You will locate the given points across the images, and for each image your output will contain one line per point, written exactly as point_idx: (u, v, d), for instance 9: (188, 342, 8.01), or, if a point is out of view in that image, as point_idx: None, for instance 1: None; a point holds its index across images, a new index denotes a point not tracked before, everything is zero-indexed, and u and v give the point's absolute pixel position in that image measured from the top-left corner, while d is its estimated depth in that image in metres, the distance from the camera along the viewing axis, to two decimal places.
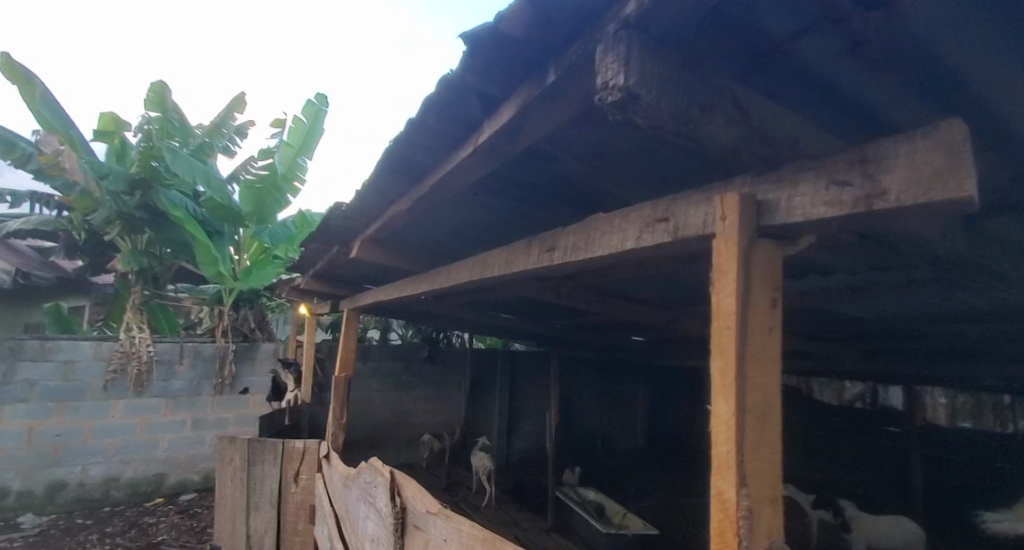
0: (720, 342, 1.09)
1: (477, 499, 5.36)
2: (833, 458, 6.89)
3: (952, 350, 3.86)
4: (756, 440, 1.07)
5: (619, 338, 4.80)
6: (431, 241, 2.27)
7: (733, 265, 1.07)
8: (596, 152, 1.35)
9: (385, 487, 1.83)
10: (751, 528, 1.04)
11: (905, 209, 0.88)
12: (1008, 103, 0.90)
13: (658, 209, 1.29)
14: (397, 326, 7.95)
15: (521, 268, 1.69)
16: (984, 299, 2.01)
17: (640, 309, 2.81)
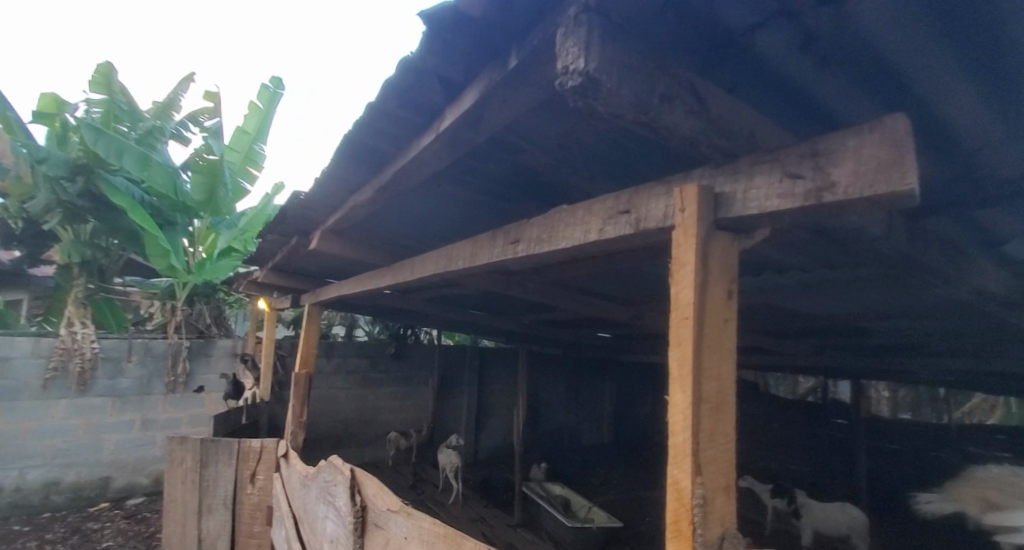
0: (676, 332, 0.96)
1: (443, 496, 5.45)
2: (786, 450, 7.02)
3: (891, 347, 3.92)
4: (713, 440, 0.94)
5: (588, 335, 4.77)
6: (391, 231, 2.17)
7: (692, 255, 0.94)
8: (554, 163, 1.21)
9: (345, 486, 1.86)
10: (707, 517, 0.91)
11: (853, 203, 0.82)
12: (936, 92, 0.90)
13: (620, 201, 1.10)
14: (362, 323, 7.85)
15: (483, 263, 1.54)
16: (927, 293, 2.06)
17: (605, 304, 2.79)
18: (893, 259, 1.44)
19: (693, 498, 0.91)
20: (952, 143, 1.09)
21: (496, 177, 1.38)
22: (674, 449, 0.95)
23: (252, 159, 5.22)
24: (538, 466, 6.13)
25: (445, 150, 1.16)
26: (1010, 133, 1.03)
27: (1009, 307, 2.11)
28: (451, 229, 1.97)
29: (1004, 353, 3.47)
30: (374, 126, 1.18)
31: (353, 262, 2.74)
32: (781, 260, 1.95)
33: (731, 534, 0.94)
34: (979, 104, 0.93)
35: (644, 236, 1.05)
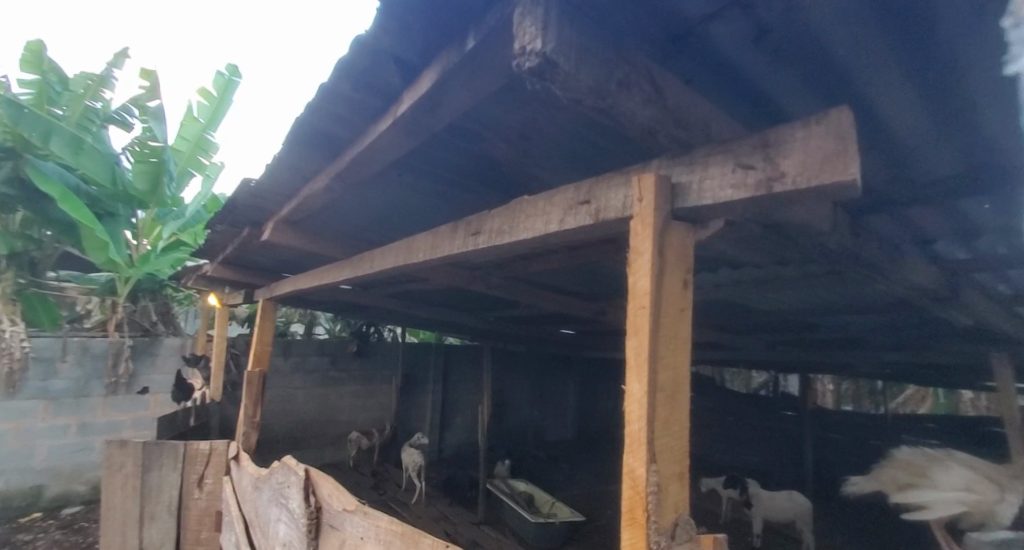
0: (633, 321, 0.96)
1: (406, 496, 5.39)
2: (741, 442, 7.22)
3: (837, 341, 4.09)
4: (668, 428, 0.95)
5: (552, 330, 4.79)
6: (348, 223, 2.11)
7: (648, 244, 0.94)
8: (514, 153, 1.19)
9: (299, 486, 1.81)
10: (660, 504, 0.91)
11: (801, 193, 0.83)
12: (877, 87, 0.95)
13: (581, 191, 1.09)
14: (323, 321, 7.69)
15: (443, 256, 1.51)
16: (870, 288, 2.14)
17: (566, 300, 2.80)
18: (838, 254, 1.48)
19: (648, 486, 0.91)
20: (885, 138, 1.14)
21: (454, 167, 1.36)
22: (630, 437, 0.95)
23: (202, 147, 5.03)
24: (502, 463, 6.12)
25: (401, 138, 1.13)
26: (937, 127, 1.09)
27: (941, 303, 2.22)
28: (411, 221, 1.93)
29: (940, 349, 3.65)
30: (328, 109, 1.14)
31: (308, 255, 2.67)
32: (734, 255, 1.99)
33: (684, 520, 0.94)
34: (910, 96, 0.97)
35: (604, 226, 1.04)
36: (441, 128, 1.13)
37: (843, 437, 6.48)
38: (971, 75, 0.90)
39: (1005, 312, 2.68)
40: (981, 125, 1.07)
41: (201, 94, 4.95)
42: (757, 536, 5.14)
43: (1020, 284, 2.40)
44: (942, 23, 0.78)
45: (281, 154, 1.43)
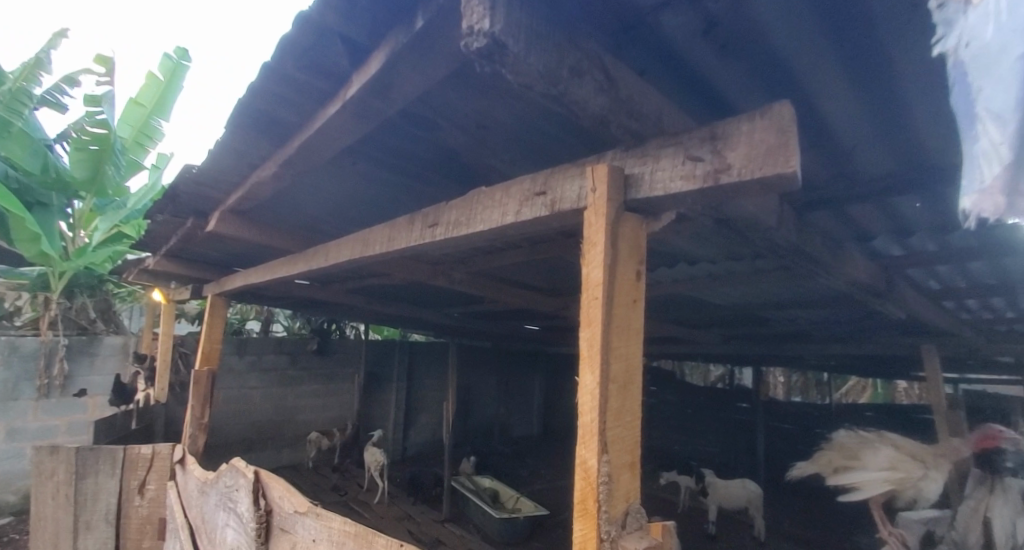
0: (585, 313, 0.95)
1: (369, 496, 5.32)
2: (700, 433, 7.41)
3: (787, 335, 4.24)
4: (620, 419, 0.95)
5: (517, 327, 4.81)
6: (302, 214, 2.05)
7: (601, 235, 0.94)
8: (471, 143, 1.18)
9: (247, 489, 1.76)
10: (612, 494, 0.92)
11: (747, 184, 0.84)
12: (813, 83, 1.01)
13: (537, 182, 1.08)
14: (281, 318, 7.50)
15: (399, 249, 1.48)
16: (816, 282, 2.22)
17: (528, 295, 2.79)
18: (786, 246, 1.53)
19: (599, 476, 0.91)
20: (826, 133, 1.21)
21: (410, 157, 1.33)
22: (582, 429, 0.95)
23: (146, 136, 4.74)
24: (467, 460, 6.09)
25: (352, 125, 1.10)
26: (871, 126, 1.19)
27: (879, 297, 2.33)
28: (367, 212, 1.89)
29: (881, 341, 3.82)
30: (275, 92, 1.10)
31: (259, 248, 2.59)
32: (689, 249, 2.02)
33: (635, 509, 0.95)
34: (850, 93, 1.05)
35: (560, 217, 1.03)
36: (393, 114, 1.10)
37: (794, 427, 6.74)
38: (902, 77, 0.99)
39: (934, 306, 2.86)
40: (907, 124, 1.16)
41: (147, 78, 4.63)
42: (711, 523, 5.26)
43: (946, 279, 2.59)
44: (878, 24, 0.85)
45: (224, 138, 1.36)
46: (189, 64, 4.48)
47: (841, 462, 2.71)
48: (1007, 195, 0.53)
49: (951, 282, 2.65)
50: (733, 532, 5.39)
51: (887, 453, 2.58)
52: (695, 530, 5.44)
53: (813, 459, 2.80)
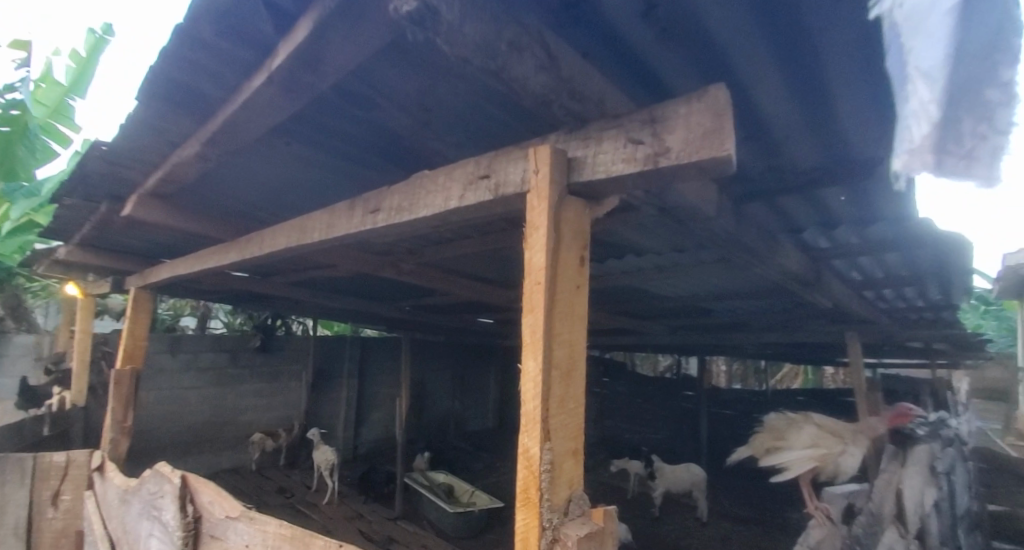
0: (528, 298, 0.93)
1: (316, 497, 5.18)
2: (649, 422, 7.58)
3: (728, 325, 4.38)
4: (563, 406, 0.93)
5: (469, 320, 4.79)
6: (233, 199, 1.94)
7: (544, 218, 0.91)
8: (413, 125, 1.14)
9: (171, 496, 1.86)
10: (554, 481, 0.90)
11: (684, 167, 0.84)
12: (744, 68, 1.04)
13: (480, 165, 1.05)
14: (221, 313, 7.18)
15: (338, 236, 1.42)
16: (752, 271, 2.30)
17: (478, 287, 2.76)
18: (723, 233, 1.58)
19: (541, 464, 0.89)
20: (757, 113, 1.25)
21: (349, 139, 1.27)
22: (525, 417, 0.92)
23: (62, 114, 4.32)
24: (421, 455, 5.99)
25: (281, 103, 1.03)
26: (799, 113, 1.26)
27: (808, 286, 2.45)
28: (304, 198, 1.81)
29: (811, 330, 4.02)
30: (194, 61, 1.02)
31: (187, 235, 2.43)
32: (634, 241, 2.05)
33: (578, 496, 0.94)
34: (779, 81, 1.11)
35: (504, 202, 1.01)
36: (326, 89, 1.03)
37: (735, 413, 7.00)
38: (829, 70, 1.05)
39: (859, 294, 3.02)
40: (833, 106, 1.21)
41: (64, 53, 4.32)
42: (658, 507, 5.45)
43: (868, 269, 2.75)
44: (806, 17, 0.89)
45: (139, 112, 1.26)
46: (114, 40, 4.25)
47: (772, 444, 3.26)
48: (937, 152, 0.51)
49: (871, 272, 2.82)
50: (678, 515, 5.61)
51: (812, 433, 3.11)
52: (642, 514, 5.64)
53: (750, 442, 3.35)
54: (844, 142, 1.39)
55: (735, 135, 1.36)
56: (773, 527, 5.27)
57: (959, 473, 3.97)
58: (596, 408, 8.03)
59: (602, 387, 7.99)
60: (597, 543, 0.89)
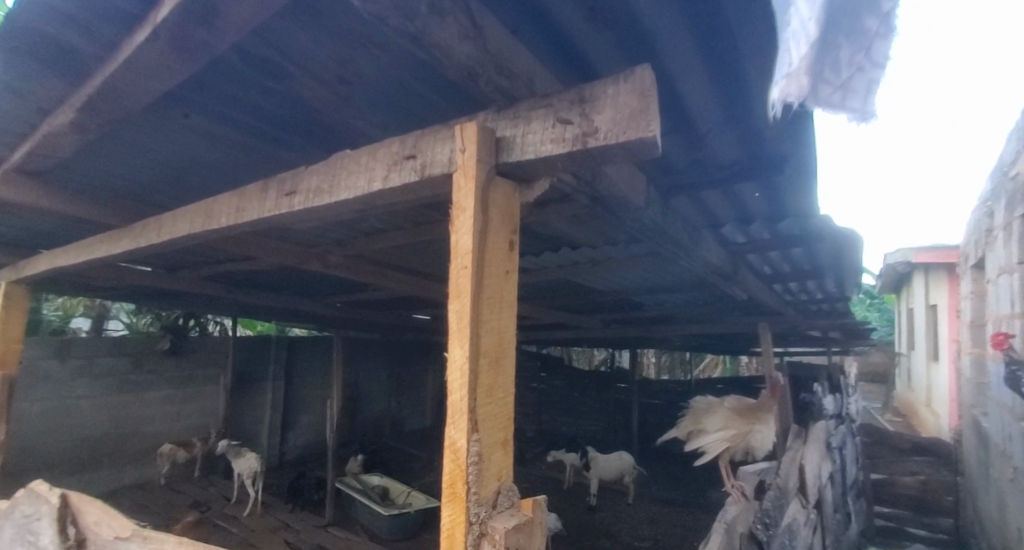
0: (454, 283, 0.88)
1: (237, 509, 4.91)
2: (583, 414, 7.74)
3: (654, 318, 4.53)
4: (491, 396, 0.90)
5: (405, 316, 4.67)
6: (127, 179, 1.76)
7: (470, 199, 0.87)
8: (331, 100, 1.06)
9: (51, 517, 1.74)
10: (481, 475, 0.86)
11: (612, 149, 0.83)
12: (669, 57, 1.06)
13: (405, 144, 0.98)
14: (124, 313, 6.62)
15: (249, 221, 1.31)
16: (676, 263, 2.37)
17: (410, 281, 2.68)
18: (650, 223, 1.61)
19: (468, 457, 0.85)
20: (679, 102, 1.27)
21: (263, 113, 1.18)
22: (451, 408, 0.87)
23: None
24: (354, 459, 5.84)
25: (176, 71, 0.92)
26: (719, 106, 1.30)
27: (726, 279, 2.56)
28: (213, 180, 1.67)
29: (729, 321, 4.22)
30: (60, 11, 0.88)
31: (73, 221, 2.19)
32: (566, 233, 2.04)
33: (507, 487, 0.92)
34: (701, 72, 1.13)
35: (429, 183, 0.95)
36: (228, 53, 0.93)
37: (663, 402, 7.28)
38: (744, 65, 1.08)
39: (774, 285, 3.20)
40: (750, 96, 1.25)
41: None
42: (594, 496, 5.55)
43: (778, 262, 2.93)
44: (724, 7, 0.91)
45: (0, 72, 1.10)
46: None
47: (694, 428, 3.49)
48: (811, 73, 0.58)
49: (780, 266, 3.01)
50: (611, 502, 5.74)
51: (724, 416, 3.34)
52: (577, 503, 5.74)
53: (676, 426, 3.57)
54: (758, 137, 1.47)
55: (660, 127, 1.39)
56: (697, 507, 5.52)
57: (833, 451, 4.56)
58: (533, 403, 8.09)
59: (539, 381, 8.03)
60: (526, 535, 0.86)
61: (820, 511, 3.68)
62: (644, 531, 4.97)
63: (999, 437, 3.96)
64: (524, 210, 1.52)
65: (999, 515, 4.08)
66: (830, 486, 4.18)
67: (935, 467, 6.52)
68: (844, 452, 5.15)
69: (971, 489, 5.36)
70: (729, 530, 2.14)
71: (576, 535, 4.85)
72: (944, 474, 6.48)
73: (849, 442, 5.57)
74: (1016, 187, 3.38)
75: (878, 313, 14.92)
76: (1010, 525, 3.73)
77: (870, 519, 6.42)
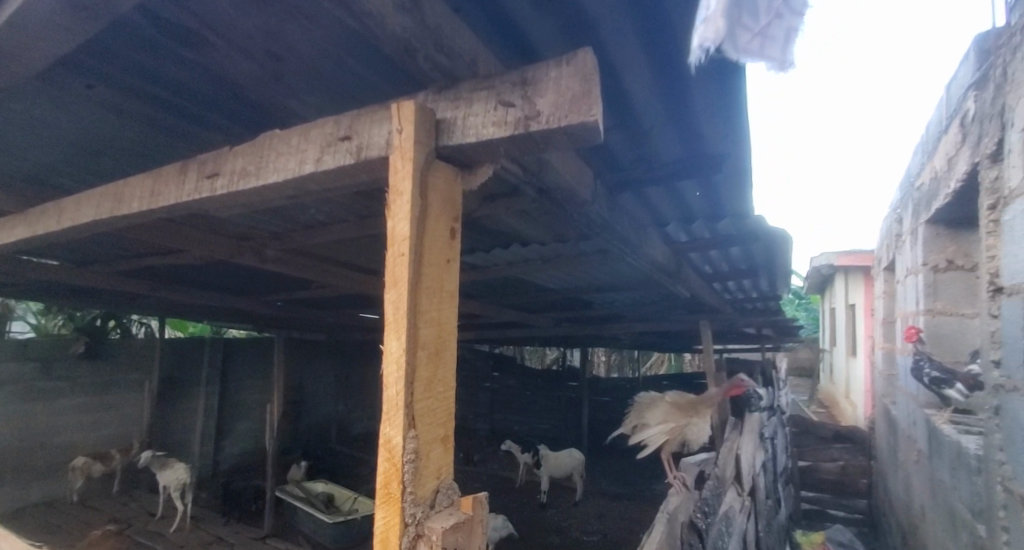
0: (390, 272, 0.82)
1: (162, 524, 4.62)
2: (532, 414, 7.78)
3: (604, 316, 4.57)
4: (429, 390, 0.85)
5: (352, 315, 4.53)
6: (27, 161, 1.59)
7: (408, 182, 0.81)
8: (259, 74, 0.99)
9: None
10: (418, 474, 0.81)
11: (554, 134, 0.80)
12: (613, 47, 1.06)
13: (340, 125, 0.92)
14: (35, 314, 6.10)
15: (165, 205, 1.21)
16: (619, 261, 2.40)
17: (353, 278, 2.58)
18: (597, 220, 1.60)
19: (404, 454, 0.80)
20: (621, 97, 1.28)
21: (182, 88, 1.09)
22: (385, 403, 0.82)
23: None
24: (297, 466, 5.64)
25: (78, 34, 0.83)
26: (659, 98, 1.31)
27: (669, 278, 2.61)
28: (128, 163, 1.54)
29: (673, 318, 4.33)
30: None
31: None
32: (516, 229, 2.01)
33: (446, 486, 0.88)
34: (644, 64, 1.14)
35: (366, 167, 0.89)
36: (138, 18, 0.85)
37: (612, 399, 7.41)
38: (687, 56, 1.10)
39: (715, 283, 3.30)
40: (690, 90, 1.27)
41: None
42: (544, 494, 5.55)
43: (717, 261, 3.03)
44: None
45: None
46: None
47: (638, 422, 3.54)
48: (724, 21, 0.75)
49: (717, 265, 3.11)
50: (560, 499, 5.77)
51: (666, 410, 3.41)
52: (528, 501, 5.74)
53: (623, 421, 3.61)
54: (697, 133, 1.50)
55: (606, 122, 1.38)
56: (643, 500, 5.64)
57: (765, 441, 4.78)
58: (483, 404, 8.05)
59: (491, 381, 7.99)
60: (464, 534, 0.83)
61: (754, 497, 3.82)
62: (592, 526, 5.02)
63: (905, 424, 4.27)
64: (471, 201, 1.48)
65: (905, 495, 4.39)
66: (762, 473, 4.38)
67: (852, 453, 6.95)
68: (776, 441, 5.40)
69: (882, 472, 5.75)
70: (671, 520, 2.15)
71: (523, 534, 4.84)
72: (861, 459, 6.92)
73: (780, 433, 5.84)
74: (921, 194, 3.64)
75: (807, 312, 15.79)
76: (914, 505, 4.02)
77: (798, 504, 6.76)
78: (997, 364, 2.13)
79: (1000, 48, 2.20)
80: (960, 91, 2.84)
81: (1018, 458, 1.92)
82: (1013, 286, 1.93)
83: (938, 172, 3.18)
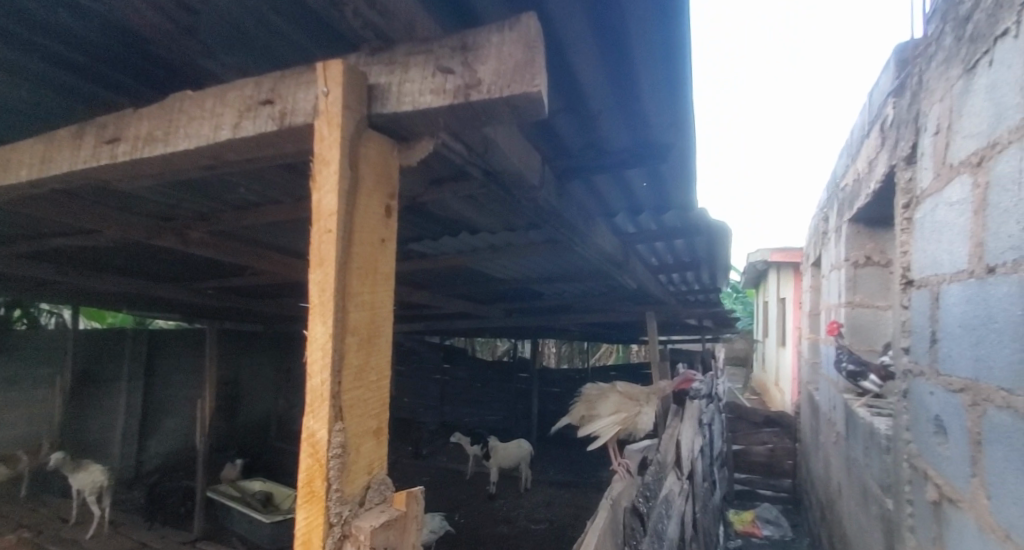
0: (316, 250, 0.76)
1: (76, 531, 4.31)
2: (480, 407, 7.75)
3: (553, 308, 4.59)
4: (360, 378, 0.80)
5: (291, 306, 4.35)
6: None
7: (336, 152, 0.75)
8: (171, 29, 0.90)
9: None
10: (345, 468, 0.76)
11: (496, 104, 0.75)
12: (562, 23, 1.02)
13: (261, 88, 0.85)
14: None
15: (60, 173, 1.09)
16: (565, 251, 2.39)
17: (289, 265, 2.46)
18: (546, 207, 1.57)
19: (330, 449, 0.74)
20: (569, 81, 1.26)
21: (83, 42, 0.98)
22: (310, 394, 0.75)
23: None
24: (233, 463, 5.40)
25: None
26: (607, 83, 1.29)
27: (616, 269, 2.62)
28: (25, 128, 1.38)
29: (620, 308, 4.38)
30: None
31: None
32: (465, 216, 1.96)
33: (378, 481, 0.83)
34: (592, 49, 1.13)
35: (291, 135, 0.82)
36: None
37: (560, 389, 7.48)
38: (632, 39, 1.10)
39: (659, 273, 3.36)
40: (635, 78, 1.27)
41: None
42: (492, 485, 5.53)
43: (662, 254, 3.07)
44: None
45: None
46: None
47: (584, 413, 3.57)
48: None
49: (664, 258, 3.16)
50: (508, 489, 5.78)
51: (616, 400, 3.45)
52: (476, 492, 5.71)
53: (569, 412, 3.63)
54: (644, 123, 1.50)
55: (552, 106, 1.35)
56: (588, 488, 5.73)
57: (703, 427, 4.95)
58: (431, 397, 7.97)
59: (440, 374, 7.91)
60: (396, 532, 0.79)
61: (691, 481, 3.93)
62: (539, 514, 5.05)
63: (827, 408, 4.52)
64: (415, 183, 1.42)
65: (824, 476, 4.66)
66: (700, 458, 4.51)
67: (781, 436, 7.31)
68: (713, 426, 5.60)
69: (807, 454, 6.09)
70: (613, 506, 2.15)
71: (469, 524, 4.81)
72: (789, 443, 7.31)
73: (716, 418, 6.07)
74: (845, 193, 3.84)
75: (743, 306, 16.51)
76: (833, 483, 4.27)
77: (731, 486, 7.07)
78: (907, 350, 2.26)
79: (917, 57, 2.33)
80: (882, 96, 3.00)
81: (923, 439, 2.03)
82: (922, 278, 2.05)
83: (861, 173, 3.36)
